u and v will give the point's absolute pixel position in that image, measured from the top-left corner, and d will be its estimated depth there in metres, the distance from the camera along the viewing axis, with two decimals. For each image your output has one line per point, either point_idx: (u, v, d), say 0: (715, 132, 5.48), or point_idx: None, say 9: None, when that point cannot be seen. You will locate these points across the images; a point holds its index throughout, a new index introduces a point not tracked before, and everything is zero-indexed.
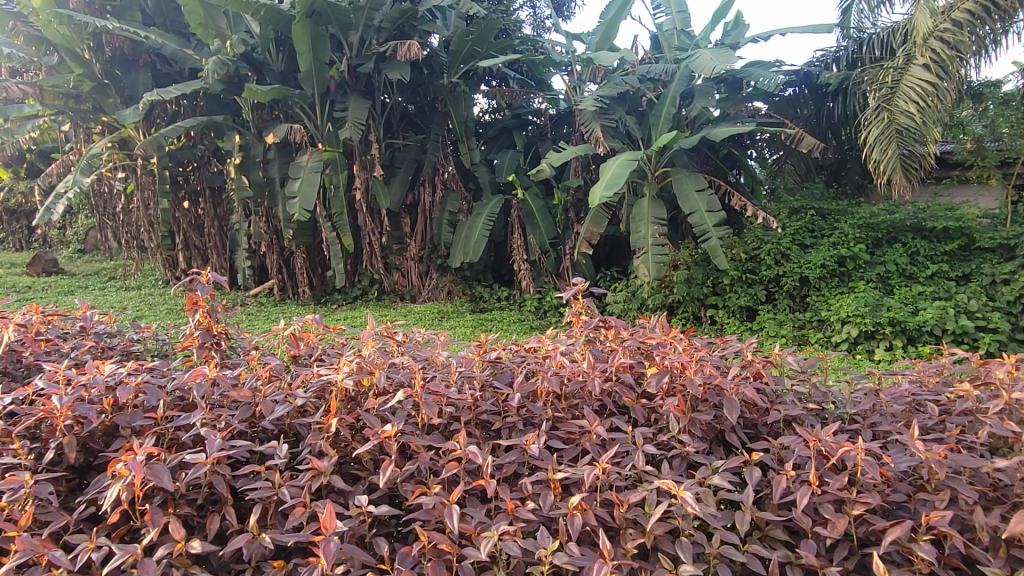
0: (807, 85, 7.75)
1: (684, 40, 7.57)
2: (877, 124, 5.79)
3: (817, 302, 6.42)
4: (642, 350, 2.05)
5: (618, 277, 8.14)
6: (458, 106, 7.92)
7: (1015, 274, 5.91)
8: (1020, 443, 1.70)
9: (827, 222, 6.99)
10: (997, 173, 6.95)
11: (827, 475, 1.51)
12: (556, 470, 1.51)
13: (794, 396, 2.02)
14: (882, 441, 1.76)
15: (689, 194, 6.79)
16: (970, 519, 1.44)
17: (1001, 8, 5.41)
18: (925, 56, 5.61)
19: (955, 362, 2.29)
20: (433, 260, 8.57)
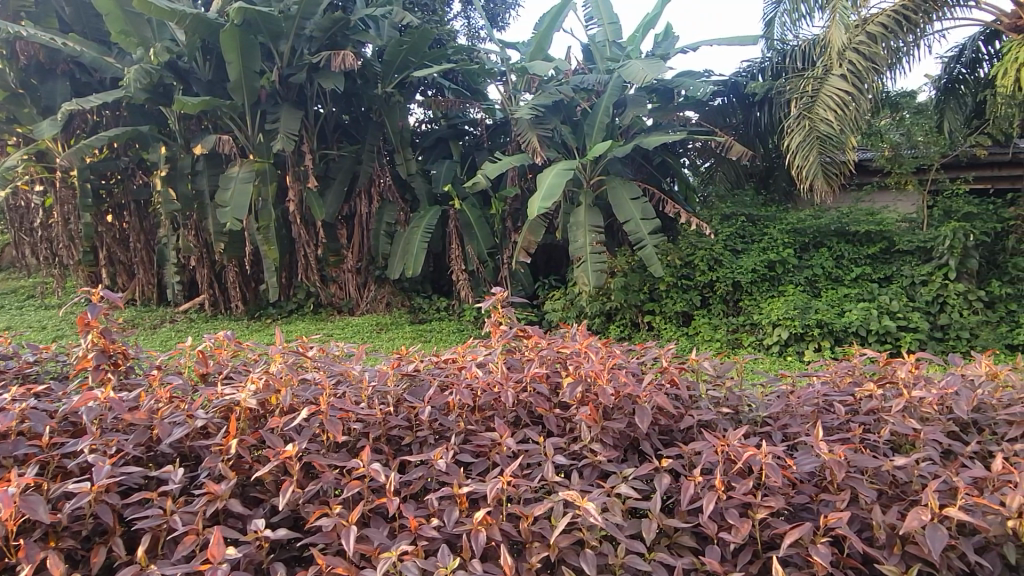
0: (735, 94, 7.97)
1: (616, 51, 7.68)
2: (800, 131, 6.01)
3: (749, 306, 6.58)
4: (558, 359, 2.03)
5: (556, 286, 8.18)
6: (392, 116, 7.84)
7: (932, 275, 6.20)
8: (920, 440, 1.76)
9: (757, 227, 7.18)
10: (913, 179, 7.10)
11: (733, 480, 1.52)
12: (463, 485, 1.48)
13: (708, 400, 2.02)
14: (791, 442, 1.79)
15: (624, 202, 6.86)
16: (868, 518, 1.47)
17: (912, 21, 5.63)
18: (843, 67, 5.76)
19: (864, 362, 2.35)
20: (370, 271, 8.47)
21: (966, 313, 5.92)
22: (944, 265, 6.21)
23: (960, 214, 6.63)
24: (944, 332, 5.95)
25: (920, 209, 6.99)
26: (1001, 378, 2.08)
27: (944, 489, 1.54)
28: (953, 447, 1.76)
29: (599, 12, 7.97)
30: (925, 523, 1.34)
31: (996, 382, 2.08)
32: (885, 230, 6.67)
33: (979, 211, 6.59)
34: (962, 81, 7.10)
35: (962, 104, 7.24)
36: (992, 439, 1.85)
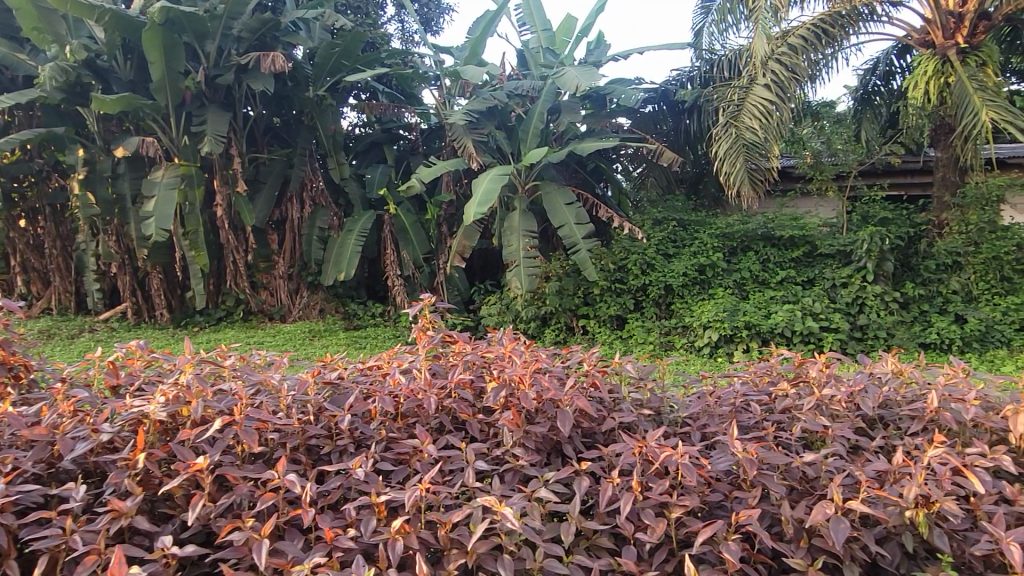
0: (666, 102, 8.13)
1: (549, 57, 7.76)
2: (727, 139, 6.16)
3: (681, 308, 6.74)
4: (482, 364, 2.02)
5: (492, 291, 8.18)
6: (325, 120, 7.70)
7: (851, 277, 6.48)
8: (829, 437, 1.83)
9: (687, 232, 7.34)
10: (833, 186, 7.37)
11: (650, 481, 1.55)
12: (381, 493, 1.46)
13: (630, 402, 2.06)
14: (709, 442, 1.83)
15: (558, 207, 6.91)
16: (778, 514, 1.52)
17: (831, 35, 5.97)
18: (767, 77, 5.96)
19: (780, 362, 2.42)
20: (302, 277, 8.30)
21: (883, 313, 6.22)
22: (862, 267, 6.49)
23: (877, 218, 6.94)
24: (863, 332, 6.23)
25: (840, 215, 7.26)
26: (906, 375, 2.18)
27: (850, 484, 1.61)
28: (860, 442, 1.83)
29: (532, 18, 7.98)
30: (830, 517, 1.39)
31: (901, 379, 2.17)
32: (808, 234, 6.91)
33: (893, 216, 6.91)
34: (877, 92, 7.53)
35: (878, 114, 7.65)
36: (896, 434, 1.94)
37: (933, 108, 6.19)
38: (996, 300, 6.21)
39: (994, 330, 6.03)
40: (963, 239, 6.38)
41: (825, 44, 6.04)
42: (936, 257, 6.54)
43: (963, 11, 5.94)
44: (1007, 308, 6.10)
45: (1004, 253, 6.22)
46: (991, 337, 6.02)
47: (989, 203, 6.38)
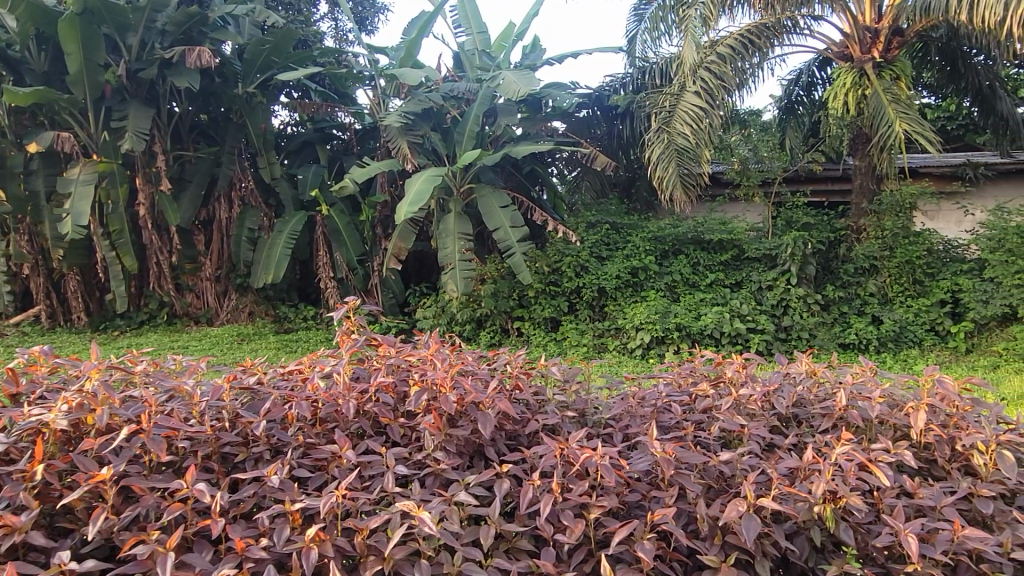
0: (599, 107, 8.24)
1: (486, 60, 7.76)
2: (660, 144, 6.27)
3: (614, 311, 6.86)
4: (406, 367, 2.00)
5: (427, 293, 8.12)
6: (255, 118, 7.49)
7: (776, 281, 6.71)
8: (745, 436, 1.88)
9: (620, 235, 7.41)
10: (759, 192, 7.61)
11: (569, 482, 1.56)
12: (296, 501, 1.43)
13: (555, 404, 2.07)
14: (630, 442, 1.86)
15: (493, 210, 6.90)
16: (693, 512, 1.55)
17: (757, 45, 6.18)
18: (697, 85, 6.10)
19: (702, 363, 2.48)
20: (231, 279, 8.06)
21: (806, 315, 6.50)
22: (787, 270, 6.73)
23: (799, 224, 7.10)
24: (787, 333, 6.52)
25: (766, 219, 7.43)
26: (819, 375, 2.26)
27: (762, 481, 1.65)
28: (773, 440, 1.89)
29: (467, 20, 7.97)
30: (741, 513, 1.43)
31: (814, 379, 2.25)
32: (736, 238, 7.09)
33: (814, 221, 7.11)
34: (800, 103, 7.82)
35: (800, 123, 7.95)
36: (808, 432, 2.01)
37: (852, 119, 6.47)
38: (909, 302, 6.59)
39: (907, 331, 6.41)
40: (879, 244, 6.71)
41: (752, 54, 6.25)
42: (854, 261, 6.85)
43: (878, 27, 6.24)
44: (919, 309, 6.51)
45: (915, 258, 6.65)
46: (905, 337, 6.39)
47: (903, 210, 6.77)
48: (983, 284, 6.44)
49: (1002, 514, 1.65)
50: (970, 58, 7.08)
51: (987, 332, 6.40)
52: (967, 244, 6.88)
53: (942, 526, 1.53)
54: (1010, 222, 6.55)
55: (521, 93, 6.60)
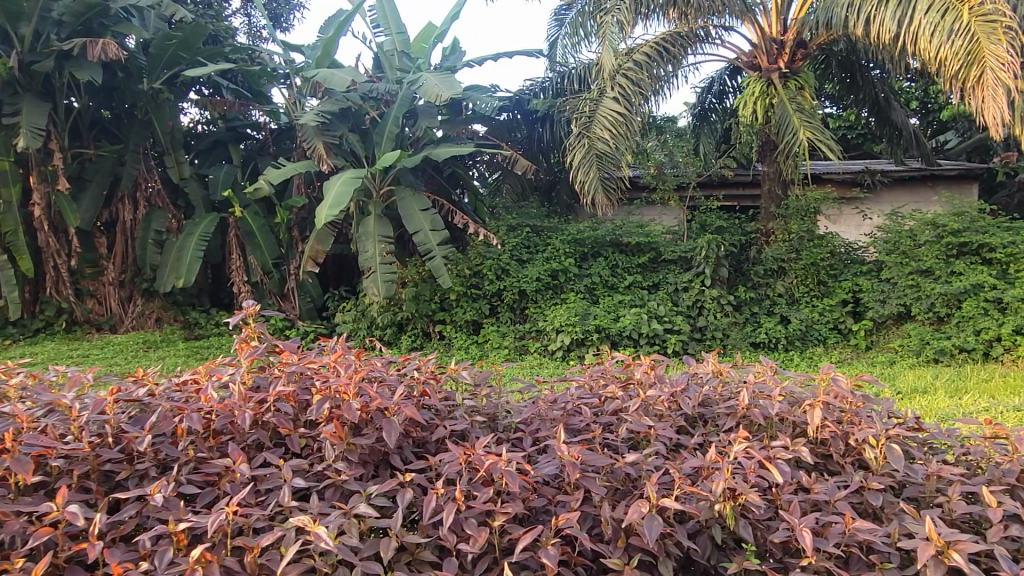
0: (520, 110, 8.26)
1: (406, 61, 7.66)
2: (580, 149, 6.31)
3: (534, 313, 6.91)
4: (309, 375, 1.93)
5: (346, 297, 7.95)
6: (161, 115, 7.15)
7: (692, 282, 6.89)
8: (652, 436, 1.90)
9: (540, 238, 7.42)
10: (675, 196, 7.71)
11: (474, 489, 1.53)
12: (182, 520, 1.35)
13: (465, 409, 2.04)
14: (538, 447, 1.85)
15: (414, 213, 6.80)
16: (598, 515, 1.55)
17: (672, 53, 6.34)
18: (615, 90, 6.20)
19: (612, 364, 2.49)
20: (136, 284, 7.67)
21: (719, 315, 6.72)
22: (701, 272, 6.92)
23: (713, 227, 7.34)
24: (702, 333, 6.72)
25: (680, 222, 7.60)
26: (724, 374, 2.31)
27: (666, 481, 1.67)
28: (680, 440, 1.92)
29: (386, 20, 7.85)
30: (644, 514, 1.44)
31: (720, 378, 2.30)
32: (653, 241, 7.23)
33: (727, 225, 7.36)
34: (713, 110, 8.14)
35: (713, 130, 8.27)
36: (713, 431, 2.05)
37: (760, 127, 6.70)
38: (814, 302, 6.90)
39: (813, 330, 6.73)
40: (786, 247, 7.00)
41: (667, 61, 6.40)
42: (764, 263, 7.11)
43: (784, 38, 6.51)
44: (823, 309, 6.83)
45: (819, 261, 6.93)
46: (810, 335, 6.72)
47: (808, 214, 7.04)
48: (880, 284, 6.79)
49: (890, 505, 1.72)
50: (867, 71, 7.50)
51: (884, 330, 6.76)
52: (866, 246, 7.23)
53: (835, 519, 1.58)
54: (903, 225, 6.92)
55: (442, 98, 6.51)
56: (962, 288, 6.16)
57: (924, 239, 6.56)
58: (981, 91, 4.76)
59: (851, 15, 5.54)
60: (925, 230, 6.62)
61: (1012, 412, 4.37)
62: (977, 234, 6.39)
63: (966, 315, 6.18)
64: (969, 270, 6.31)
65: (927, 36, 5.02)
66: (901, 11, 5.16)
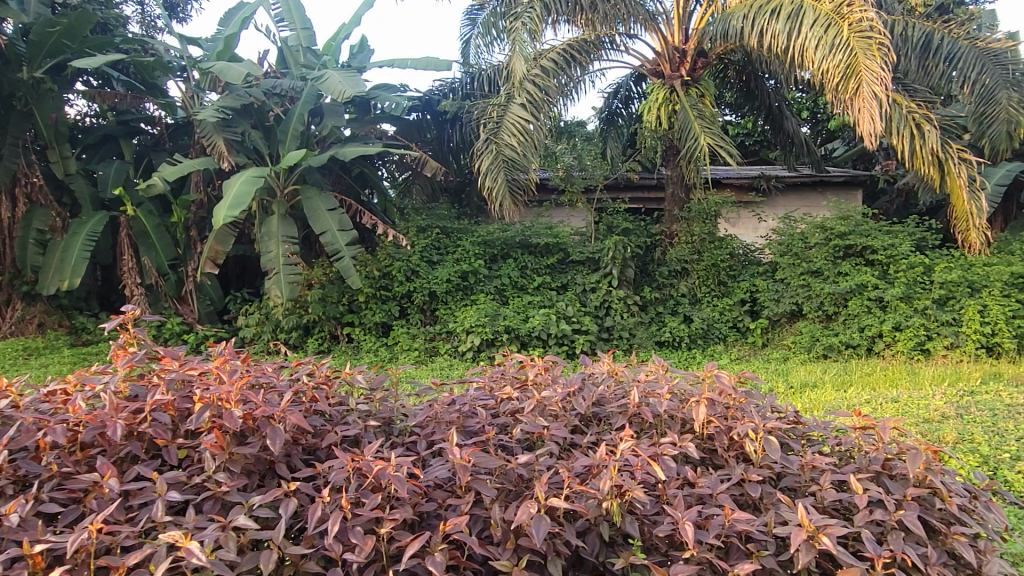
0: (429, 111, 8.18)
1: (310, 58, 7.46)
2: (488, 154, 6.31)
3: (445, 315, 6.89)
4: (190, 382, 1.84)
5: (249, 299, 7.68)
6: (44, 107, 6.68)
7: (599, 283, 7.04)
8: (546, 437, 1.92)
9: (450, 239, 7.37)
10: (582, 198, 7.81)
11: (362, 495, 1.50)
12: (41, 541, 1.26)
13: (358, 414, 1.99)
14: (432, 450, 1.83)
15: (319, 213, 6.62)
16: (487, 518, 1.56)
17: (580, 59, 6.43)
18: (522, 96, 6.22)
19: (511, 365, 2.50)
20: (15, 286, 7.15)
21: (626, 315, 6.90)
22: (608, 273, 7.06)
23: (620, 229, 7.53)
24: (609, 333, 6.88)
25: (588, 224, 7.73)
26: (619, 374, 2.37)
27: (557, 481, 1.69)
28: (573, 440, 1.95)
29: (291, 14, 7.65)
30: (532, 515, 1.45)
31: (614, 378, 2.35)
32: (561, 242, 7.33)
33: (633, 227, 7.56)
34: (619, 114, 8.34)
35: (620, 134, 8.48)
36: (606, 429, 2.09)
37: (663, 132, 6.93)
38: (715, 301, 7.18)
39: (714, 328, 6.99)
40: (689, 248, 7.25)
41: (574, 67, 6.49)
42: (668, 264, 7.34)
43: (685, 48, 6.75)
44: (723, 308, 7.11)
45: (720, 261, 7.28)
46: (712, 333, 6.98)
47: (709, 217, 7.29)
48: (775, 284, 7.12)
49: (768, 495, 1.80)
50: (763, 82, 7.89)
51: (779, 327, 7.10)
52: (762, 248, 7.56)
53: (715, 511, 1.64)
54: (796, 228, 7.27)
55: (347, 95, 6.40)
56: (848, 287, 6.56)
57: (815, 241, 6.96)
58: (858, 103, 5.09)
59: (745, 26, 5.77)
60: (815, 233, 7.01)
61: (890, 403, 4.70)
62: (861, 237, 6.82)
63: (851, 313, 6.58)
64: (854, 270, 6.72)
65: (812, 49, 5.32)
66: (791, 25, 5.45)
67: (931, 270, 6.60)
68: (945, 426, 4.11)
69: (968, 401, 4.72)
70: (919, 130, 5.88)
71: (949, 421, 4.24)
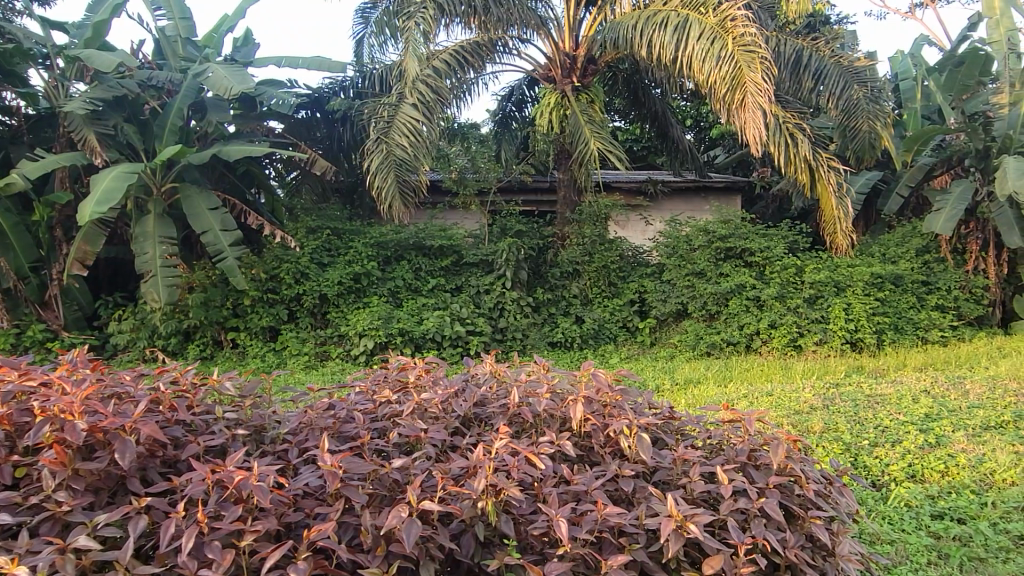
0: (318, 109, 7.92)
1: (190, 50, 7.07)
2: (378, 154, 6.16)
3: (336, 318, 6.70)
4: (31, 394, 1.68)
5: (122, 304, 7.19)
6: None
7: (493, 285, 7.07)
8: (424, 440, 1.89)
9: (341, 240, 7.16)
10: (476, 201, 7.79)
11: (220, 508, 1.42)
12: None
13: (224, 423, 1.89)
14: (303, 458, 1.76)
15: (200, 211, 6.27)
16: (357, 525, 1.51)
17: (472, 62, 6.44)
18: (414, 96, 6.13)
19: (393, 367, 2.44)
20: None
21: (519, 317, 6.95)
22: (502, 275, 7.10)
23: (513, 231, 7.56)
24: (503, 334, 6.92)
25: (482, 227, 7.71)
26: (501, 375, 2.36)
27: (431, 484, 1.66)
28: (453, 442, 1.92)
29: (168, 2, 7.22)
30: (402, 519, 1.42)
31: (496, 378, 2.35)
32: (454, 244, 7.29)
33: (526, 229, 7.62)
34: (512, 117, 8.41)
35: (513, 137, 8.54)
36: (486, 430, 2.08)
37: (555, 136, 7.02)
38: (605, 302, 7.36)
39: (605, 328, 7.16)
40: (580, 250, 7.39)
41: (467, 69, 6.47)
42: (560, 266, 7.46)
43: (575, 54, 6.90)
44: (613, 308, 7.30)
45: (610, 263, 7.44)
46: (602, 333, 7.15)
47: (599, 220, 7.44)
48: (662, 285, 7.37)
49: (641, 489, 1.84)
50: (649, 90, 8.17)
51: (666, 326, 7.37)
52: (650, 249, 7.79)
53: (589, 508, 1.66)
54: (681, 232, 7.54)
55: (233, 92, 6.12)
56: (729, 287, 6.88)
57: (698, 244, 7.26)
58: (743, 114, 5.37)
59: (635, 34, 5.91)
60: (698, 236, 7.30)
61: (765, 397, 4.96)
62: (740, 239, 7.18)
63: (732, 312, 6.91)
64: (733, 271, 7.07)
65: (700, 60, 5.54)
66: (677, 37, 5.65)
67: (802, 271, 7.04)
68: (813, 417, 4.37)
69: (833, 393, 5.05)
70: (792, 138, 6.21)
71: (817, 412, 4.52)
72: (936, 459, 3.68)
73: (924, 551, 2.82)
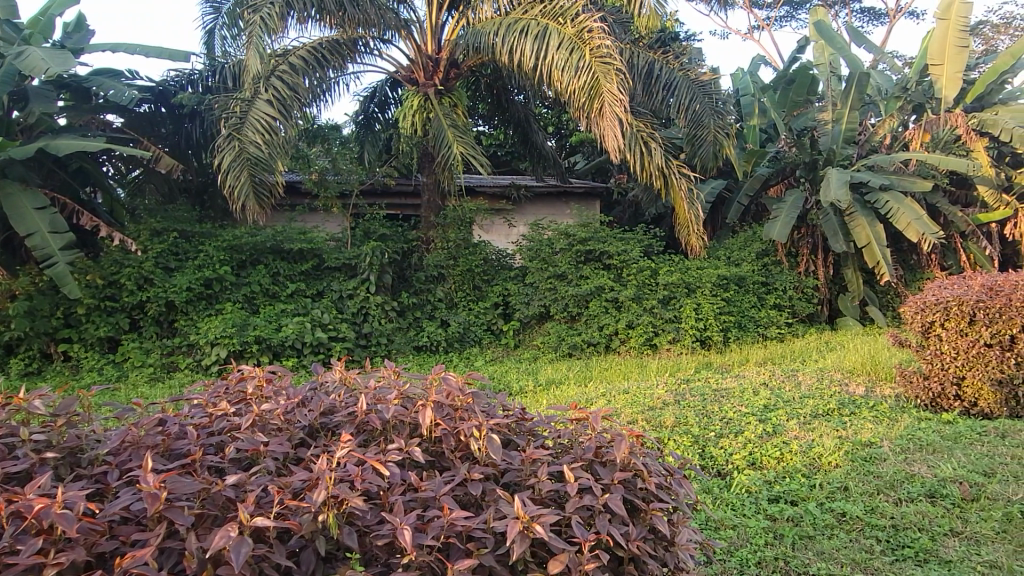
0: (163, 103, 7.33)
1: (7, 31, 6.34)
2: (229, 151, 5.77)
3: (184, 327, 6.28)
4: None
5: None
6: None
7: (356, 289, 6.90)
8: (262, 455, 1.79)
9: (189, 243, 6.69)
10: (338, 203, 7.51)
11: (17, 542, 1.27)
12: None
13: (31, 446, 1.69)
14: (124, 481, 1.61)
15: (24, 212, 5.64)
16: (183, 549, 1.39)
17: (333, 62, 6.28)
18: (269, 93, 5.85)
19: (234, 377, 2.30)
20: None
21: (383, 321, 6.84)
22: (365, 279, 6.96)
23: (377, 235, 7.39)
24: (366, 339, 6.78)
25: (343, 230, 7.44)
26: (350, 381, 2.29)
27: (265, 498, 1.57)
28: (294, 454, 1.82)
29: None
30: (232, 539, 1.33)
31: (346, 385, 2.27)
32: (316, 248, 6.98)
33: (390, 233, 7.46)
34: (376, 119, 8.27)
35: (376, 139, 8.36)
36: (333, 439, 1.99)
37: (419, 138, 6.93)
38: (470, 305, 7.37)
39: (469, 331, 7.18)
40: (444, 254, 7.36)
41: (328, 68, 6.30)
42: (425, 270, 7.38)
43: (438, 57, 6.86)
44: (479, 312, 7.32)
45: (474, 267, 7.46)
46: (467, 336, 7.16)
47: (464, 223, 7.44)
48: (526, 288, 7.48)
49: (490, 491, 1.83)
50: (511, 96, 8.28)
51: (529, 329, 7.48)
52: (513, 253, 7.87)
53: (436, 514, 1.63)
54: (543, 235, 7.68)
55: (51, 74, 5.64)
56: (589, 289, 7.09)
57: (560, 247, 7.42)
58: (602, 121, 5.61)
59: (497, 41, 5.93)
60: (560, 240, 7.47)
61: (621, 394, 5.16)
62: (599, 243, 7.42)
63: (592, 314, 7.11)
64: (593, 274, 7.30)
65: (560, 69, 5.70)
66: (538, 45, 5.75)
67: (656, 273, 7.38)
68: (665, 412, 4.60)
69: (683, 388, 5.33)
70: (646, 146, 6.46)
71: (669, 407, 4.75)
72: (772, 446, 3.97)
73: (761, 533, 3.02)
